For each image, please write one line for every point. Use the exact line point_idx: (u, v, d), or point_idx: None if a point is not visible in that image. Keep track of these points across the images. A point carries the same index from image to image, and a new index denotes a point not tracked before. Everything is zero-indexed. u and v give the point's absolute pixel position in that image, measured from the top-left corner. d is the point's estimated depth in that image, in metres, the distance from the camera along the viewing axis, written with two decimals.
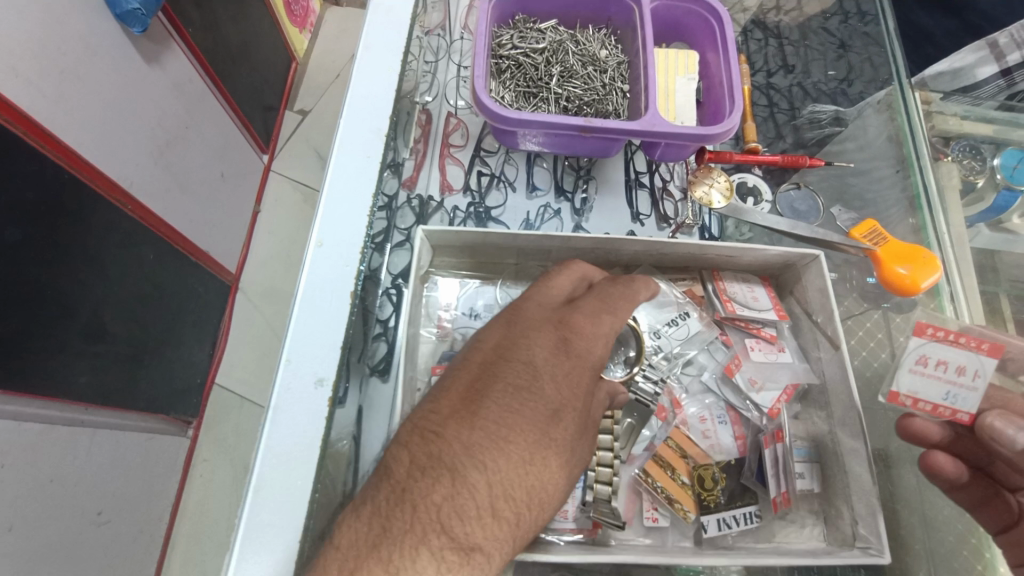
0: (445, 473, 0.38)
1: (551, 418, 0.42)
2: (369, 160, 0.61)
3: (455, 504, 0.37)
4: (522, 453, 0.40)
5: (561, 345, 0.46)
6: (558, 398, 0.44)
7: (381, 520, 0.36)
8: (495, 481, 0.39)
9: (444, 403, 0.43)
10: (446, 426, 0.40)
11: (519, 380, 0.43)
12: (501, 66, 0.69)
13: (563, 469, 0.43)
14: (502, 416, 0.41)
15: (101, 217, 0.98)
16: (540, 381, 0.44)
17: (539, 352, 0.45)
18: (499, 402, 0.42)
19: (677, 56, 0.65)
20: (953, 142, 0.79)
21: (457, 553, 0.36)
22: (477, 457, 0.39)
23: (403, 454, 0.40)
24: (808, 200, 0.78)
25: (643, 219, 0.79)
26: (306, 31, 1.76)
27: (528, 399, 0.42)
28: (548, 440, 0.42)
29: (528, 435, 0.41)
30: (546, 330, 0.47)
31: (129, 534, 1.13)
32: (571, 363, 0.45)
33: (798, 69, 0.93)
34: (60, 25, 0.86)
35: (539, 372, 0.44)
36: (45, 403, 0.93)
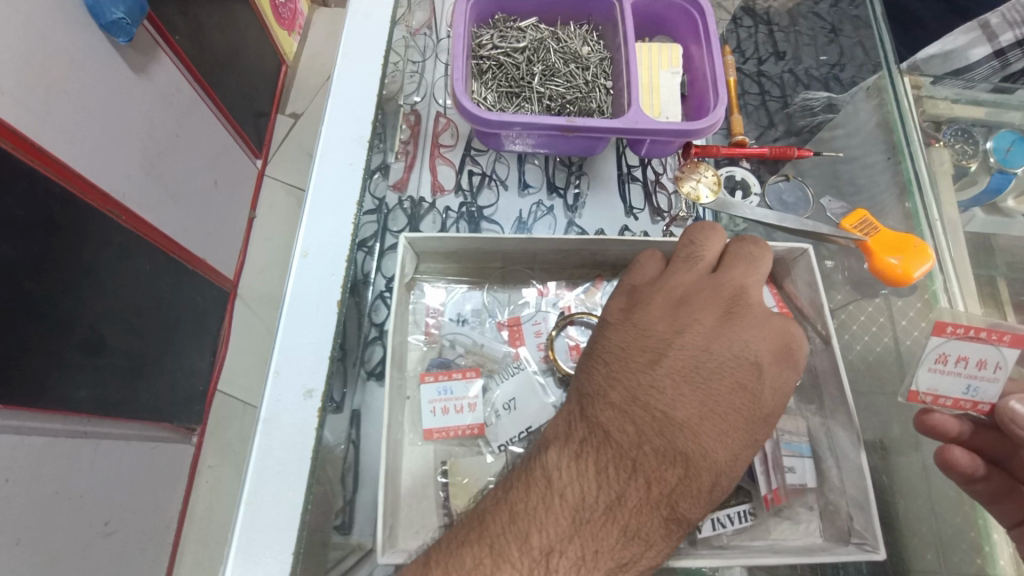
0: (677, 459, 0.42)
1: (764, 424, 0.45)
2: (352, 166, 0.61)
3: (683, 487, 0.42)
4: (738, 449, 0.44)
5: (794, 347, 0.47)
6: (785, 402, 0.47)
7: (617, 492, 0.41)
8: (718, 472, 0.43)
9: (729, 387, 0.45)
10: (680, 412, 0.43)
11: (739, 379, 0.45)
12: (482, 67, 0.68)
13: None
14: (727, 412, 0.44)
15: (95, 230, 0.98)
16: (768, 387, 0.46)
17: (768, 356, 0.46)
18: (716, 410, 0.44)
19: (659, 50, 0.64)
20: (944, 126, 0.78)
21: (679, 526, 0.42)
22: (700, 447, 0.42)
23: (630, 429, 0.43)
24: (797, 191, 0.78)
25: (637, 213, 0.79)
26: (295, 34, 1.75)
27: (750, 409, 0.45)
28: (759, 439, 0.45)
29: (744, 434, 0.44)
30: (775, 332, 0.47)
31: (137, 543, 1.14)
32: (789, 368, 0.47)
33: (789, 56, 0.93)
34: (44, 39, 0.85)
35: (762, 372, 0.45)
36: (47, 417, 0.93)
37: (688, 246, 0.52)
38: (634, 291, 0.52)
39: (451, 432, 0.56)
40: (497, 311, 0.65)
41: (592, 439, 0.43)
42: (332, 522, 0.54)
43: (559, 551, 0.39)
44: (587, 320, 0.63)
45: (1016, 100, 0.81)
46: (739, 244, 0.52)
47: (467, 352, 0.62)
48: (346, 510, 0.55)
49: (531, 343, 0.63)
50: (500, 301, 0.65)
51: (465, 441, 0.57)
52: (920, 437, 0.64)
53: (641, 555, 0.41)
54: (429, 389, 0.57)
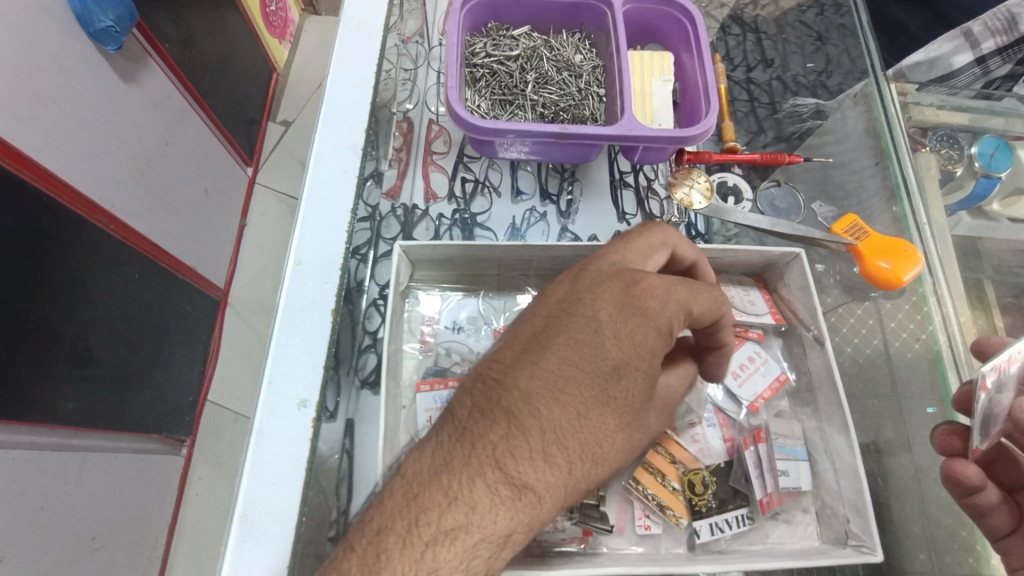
0: (503, 417, 0.42)
1: (610, 384, 0.44)
2: (346, 174, 0.61)
3: (510, 445, 0.40)
4: (576, 405, 0.43)
5: (637, 303, 0.46)
6: (638, 362, 0.44)
7: (444, 453, 0.41)
8: (551, 428, 0.41)
9: (556, 345, 0.45)
10: (509, 374, 0.44)
11: (578, 342, 0.45)
12: (476, 74, 0.69)
13: (619, 418, 0.44)
14: (562, 366, 0.44)
15: (84, 239, 0.97)
16: (612, 342, 0.44)
17: (609, 310, 0.46)
18: (543, 365, 0.44)
19: (652, 58, 0.65)
20: (930, 132, 0.79)
21: (509, 487, 0.39)
22: (532, 407, 0.42)
23: (467, 398, 0.44)
24: (788, 197, 0.79)
25: (630, 219, 0.79)
26: (286, 41, 1.75)
27: (590, 360, 0.44)
28: (605, 398, 0.43)
29: (584, 390, 0.43)
30: (614, 284, 0.47)
31: (124, 558, 1.12)
32: (640, 326, 0.45)
33: (777, 63, 0.94)
34: (33, 47, 0.84)
35: (602, 325, 0.45)
36: (32, 430, 0.91)
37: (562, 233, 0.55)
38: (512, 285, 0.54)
39: None
40: (493, 318, 0.65)
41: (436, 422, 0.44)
42: (326, 533, 0.52)
43: (383, 521, 0.39)
44: None
45: (1000, 106, 0.83)
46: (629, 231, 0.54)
47: (463, 360, 0.62)
48: None
49: None
50: (495, 308, 0.65)
51: None
52: (914, 438, 0.65)
53: (473, 515, 0.38)
54: (425, 398, 0.57)
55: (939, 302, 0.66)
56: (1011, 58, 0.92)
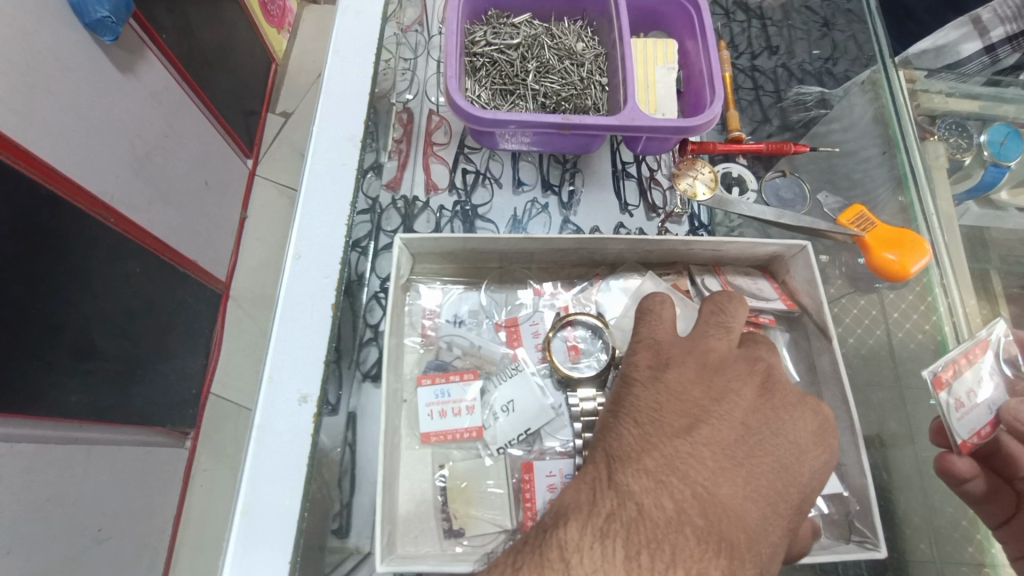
0: (711, 531, 0.40)
1: (788, 513, 0.44)
2: (344, 166, 0.60)
3: (716, 563, 0.38)
4: (766, 529, 0.42)
5: (816, 440, 0.47)
6: (809, 494, 0.46)
7: (648, 566, 0.37)
8: (749, 554, 0.41)
9: (749, 463, 0.44)
10: (712, 481, 0.42)
11: (769, 462, 0.45)
12: (476, 64, 0.68)
13: (785, 542, 0.44)
14: (760, 487, 0.44)
15: (84, 232, 0.96)
16: (800, 470, 0.46)
17: (805, 439, 0.47)
18: (733, 476, 0.43)
19: (655, 45, 0.63)
20: (938, 120, 0.77)
21: None
22: (736, 524, 0.41)
23: (662, 494, 0.41)
24: (795, 186, 0.77)
25: (632, 210, 0.78)
26: (284, 31, 1.73)
27: (782, 484, 0.44)
28: (783, 521, 0.44)
29: (772, 514, 0.43)
30: (805, 415, 0.48)
31: (131, 549, 1.13)
32: (814, 464, 0.47)
33: (783, 50, 0.92)
34: (29, 39, 0.83)
35: (796, 451, 0.46)
36: (37, 423, 0.92)
37: (715, 315, 0.53)
38: (658, 347, 0.50)
39: (449, 436, 0.56)
40: (494, 312, 0.64)
41: (623, 509, 0.40)
42: (330, 527, 0.53)
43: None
44: (585, 320, 0.61)
45: (1010, 93, 0.81)
46: (725, 304, 0.53)
47: (464, 354, 0.61)
48: (344, 513, 0.55)
49: (529, 344, 0.62)
50: (496, 302, 0.64)
51: (462, 445, 0.56)
52: (919, 430, 0.64)
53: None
54: (427, 391, 0.57)
55: (946, 294, 0.65)
56: (1020, 47, 0.91)
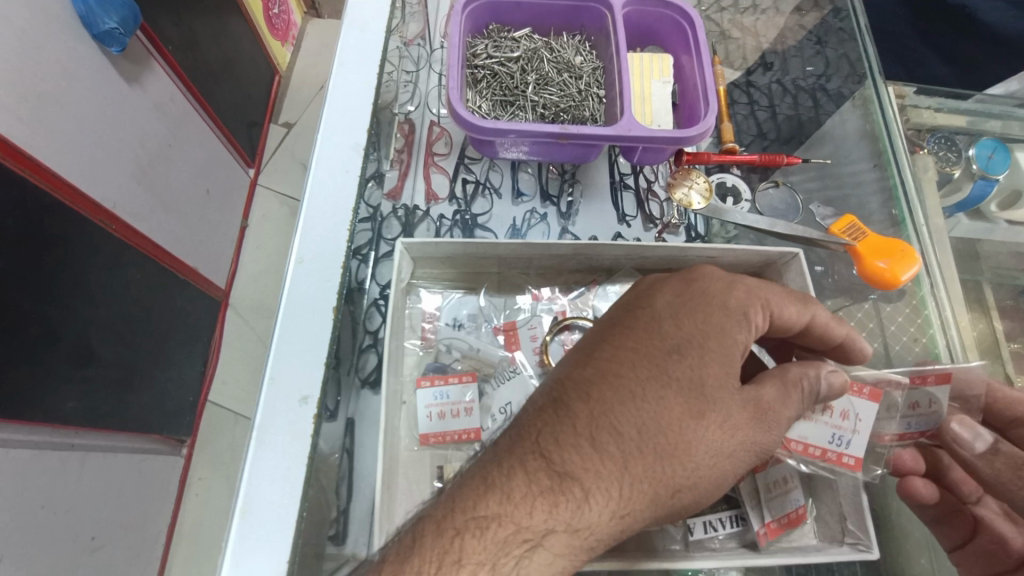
0: (553, 404, 0.45)
1: (697, 384, 0.46)
2: (348, 174, 0.61)
3: (556, 428, 0.43)
4: (631, 388, 0.45)
5: (703, 302, 0.49)
6: (698, 346, 0.47)
7: (495, 445, 0.45)
8: (604, 413, 0.44)
9: (612, 343, 0.49)
10: (568, 371, 0.48)
11: (633, 332, 0.49)
12: (477, 76, 0.70)
13: (682, 412, 0.45)
14: (619, 356, 0.47)
15: (86, 239, 0.97)
16: (669, 326, 0.48)
17: (669, 301, 0.50)
18: (614, 362, 0.47)
19: (650, 60, 0.65)
20: (927, 134, 0.80)
21: (552, 474, 0.42)
22: (582, 391, 0.45)
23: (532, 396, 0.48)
24: (788, 198, 0.79)
25: (630, 220, 0.79)
26: (288, 44, 1.76)
27: (646, 349, 0.47)
28: (663, 379, 0.46)
29: (639, 374, 0.46)
30: (674, 286, 0.50)
31: (124, 558, 1.12)
32: (712, 325, 0.48)
33: (778, 65, 0.96)
34: (37, 49, 0.85)
35: (658, 316, 0.49)
36: (34, 429, 0.92)
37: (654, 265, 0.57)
38: None
39: (447, 437, 0.56)
40: (493, 316, 0.65)
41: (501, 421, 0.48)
42: (328, 533, 0.54)
43: (429, 512, 0.41)
44: (582, 324, 0.63)
45: (998, 109, 0.83)
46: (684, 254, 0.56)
47: (463, 357, 0.62)
48: (341, 518, 0.56)
49: (527, 347, 0.63)
50: (496, 306, 0.66)
51: (461, 446, 0.57)
52: None
53: (514, 512, 0.40)
54: (426, 393, 0.57)
55: (937, 305, 0.66)
56: None
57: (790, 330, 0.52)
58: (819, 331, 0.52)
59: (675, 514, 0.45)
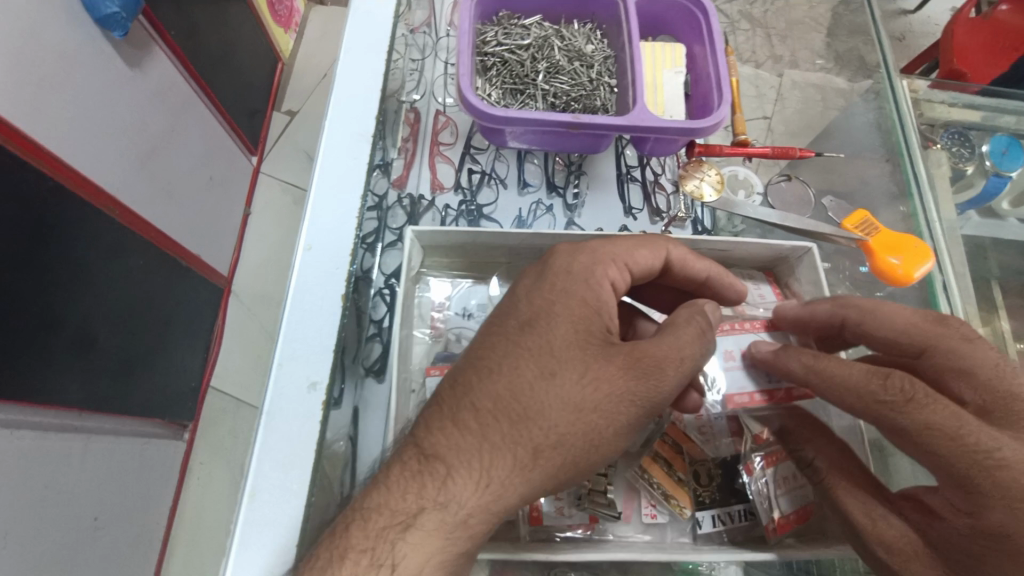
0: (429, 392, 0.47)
1: (554, 347, 0.46)
2: (356, 161, 0.60)
3: (426, 414, 0.45)
4: (492, 363, 0.46)
5: (554, 273, 0.50)
6: (549, 315, 0.48)
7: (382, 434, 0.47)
8: (465, 391, 0.45)
9: (481, 327, 0.50)
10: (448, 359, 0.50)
11: (499, 314, 0.50)
12: (487, 63, 0.69)
13: (542, 377, 0.45)
14: (484, 336, 0.48)
15: (88, 224, 0.97)
16: (526, 303, 0.49)
17: (526, 282, 0.51)
18: (479, 344, 0.48)
19: (663, 50, 0.64)
20: (941, 129, 0.78)
21: (420, 459, 0.43)
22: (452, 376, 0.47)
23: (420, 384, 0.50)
24: (800, 190, 0.79)
25: (636, 213, 0.79)
26: (291, 31, 1.74)
27: (505, 328, 0.48)
28: (520, 350, 0.46)
29: (498, 350, 0.47)
30: (531, 269, 0.52)
31: (127, 542, 1.13)
32: (562, 291, 0.49)
33: (786, 59, 0.94)
34: (39, 31, 0.84)
35: (518, 296, 0.50)
36: (37, 413, 0.92)
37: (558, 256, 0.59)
38: None
39: None
40: None
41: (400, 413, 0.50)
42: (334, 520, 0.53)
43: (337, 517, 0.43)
44: None
45: (1013, 104, 0.82)
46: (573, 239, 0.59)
47: None
48: None
49: None
50: None
51: None
52: None
53: (389, 500, 0.42)
54: (435, 381, 0.56)
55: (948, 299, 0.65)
56: None
57: (653, 271, 0.55)
58: (679, 265, 0.56)
59: (566, 479, 0.44)
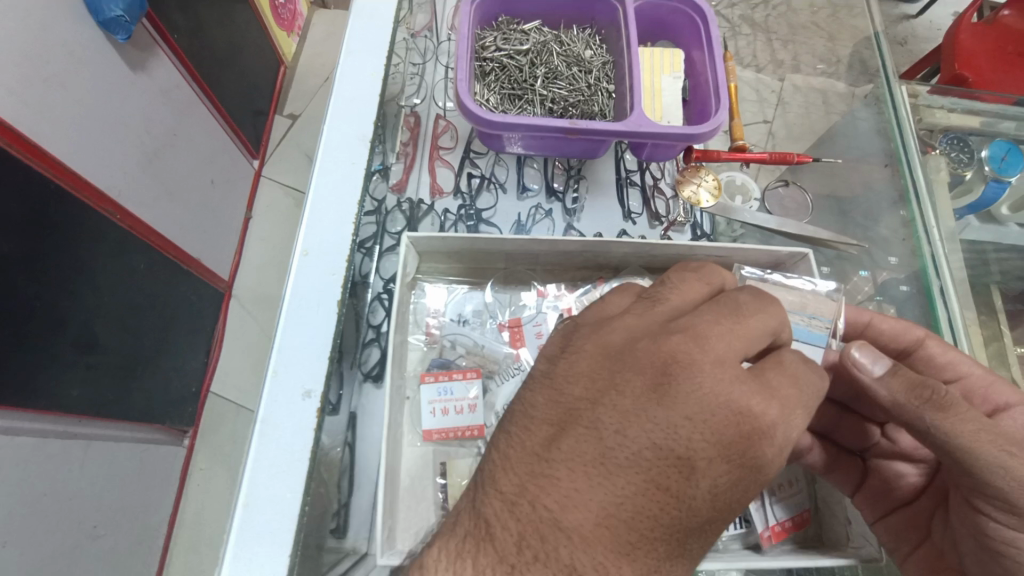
0: (537, 531, 0.34)
1: (675, 469, 0.36)
2: (354, 165, 0.60)
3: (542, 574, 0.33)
4: (628, 509, 0.35)
5: (716, 377, 0.37)
6: (708, 450, 0.36)
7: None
8: (597, 548, 0.34)
9: (606, 432, 0.36)
10: (557, 472, 0.36)
11: (634, 421, 0.36)
12: (485, 69, 0.69)
13: (680, 531, 0.36)
14: (615, 455, 0.36)
15: (91, 226, 0.97)
16: (681, 422, 0.36)
17: (677, 378, 0.37)
18: (610, 470, 0.36)
19: (661, 55, 0.65)
20: (940, 134, 0.78)
21: None
22: (574, 517, 0.34)
23: (510, 494, 0.36)
24: (797, 197, 0.81)
25: (635, 218, 0.79)
26: (294, 34, 1.75)
27: (649, 455, 0.36)
28: (663, 495, 0.35)
29: (637, 490, 0.35)
30: (677, 351, 0.38)
31: (126, 546, 1.12)
32: (725, 412, 0.37)
33: (787, 64, 0.95)
34: (42, 34, 0.84)
35: (667, 403, 0.36)
36: (38, 417, 0.92)
37: (657, 287, 0.45)
38: (570, 334, 0.44)
39: (450, 434, 0.56)
40: (498, 312, 0.65)
41: (474, 529, 0.36)
42: (329, 526, 0.54)
43: None
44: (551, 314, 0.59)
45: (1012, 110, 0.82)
46: (682, 274, 0.45)
47: (467, 353, 0.62)
48: (342, 513, 0.56)
49: (532, 344, 0.63)
50: (501, 302, 0.65)
51: (465, 443, 0.57)
52: None
53: None
54: (430, 389, 0.57)
55: (946, 306, 0.63)
56: None
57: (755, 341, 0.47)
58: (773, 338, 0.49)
59: None
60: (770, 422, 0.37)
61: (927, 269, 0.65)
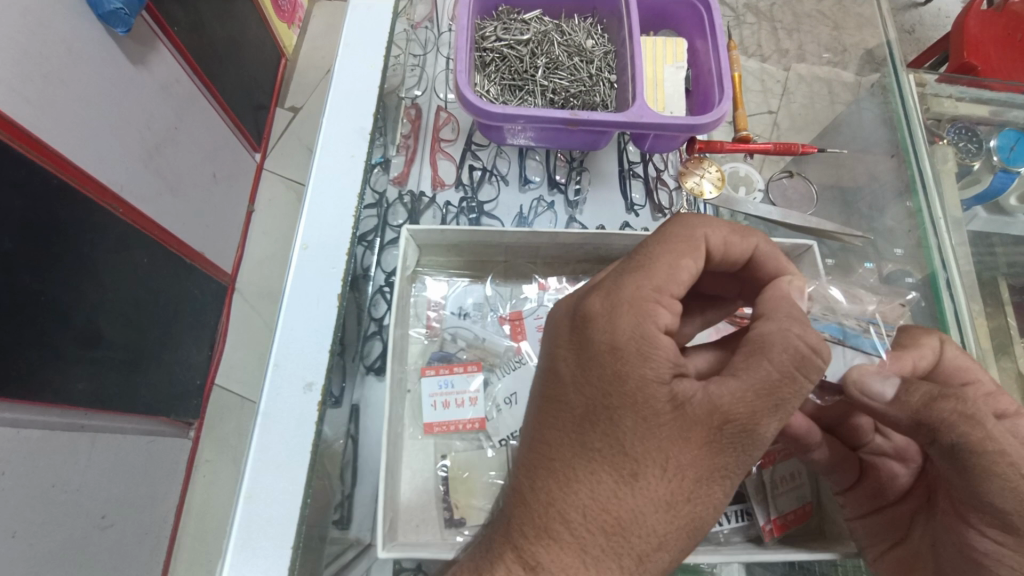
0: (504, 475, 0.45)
1: (572, 407, 0.42)
2: (354, 159, 0.60)
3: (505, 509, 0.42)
4: (551, 440, 0.42)
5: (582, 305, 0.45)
6: (586, 367, 0.42)
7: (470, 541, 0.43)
8: (539, 480, 0.42)
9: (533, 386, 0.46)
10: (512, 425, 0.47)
11: (542, 371, 0.46)
12: (485, 59, 0.68)
13: (602, 450, 0.40)
14: (534, 398, 0.45)
15: (94, 220, 0.97)
16: (559, 354, 0.44)
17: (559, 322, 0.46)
18: (534, 414, 0.44)
19: (665, 44, 0.64)
20: (948, 124, 0.77)
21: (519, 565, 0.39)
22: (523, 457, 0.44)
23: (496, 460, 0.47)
24: (802, 188, 0.80)
25: (638, 210, 0.78)
26: (295, 26, 1.74)
27: (548, 388, 0.44)
28: (574, 421, 0.42)
29: (553, 423, 0.43)
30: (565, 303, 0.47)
31: (134, 537, 1.13)
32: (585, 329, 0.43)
33: (793, 53, 0.94)
34: (42, 28, 0.84)
35: (555, 346, 0.45)
36: (45, 410, 0.93)
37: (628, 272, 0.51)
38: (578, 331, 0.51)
39: (451, 427, 0.57)
40: (499, 305, 0.65)
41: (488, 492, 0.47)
42: (332, 518, 0.54)
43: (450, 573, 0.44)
44: None
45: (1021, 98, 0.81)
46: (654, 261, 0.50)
47: (468, 346, 0.62)
48: (344, 505, 0.56)
49: (533, 337, 0.63)
50: (502, 296, 0.65)
51: (465, 435, 0.57)
52: None
53: None
54: (430, 381, 0.58)
55: (953, 298, 0.62)
56: None
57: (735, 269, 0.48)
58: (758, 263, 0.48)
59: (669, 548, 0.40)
60: (620, 329, 0.41)
61: (933, 260, 0.64)
